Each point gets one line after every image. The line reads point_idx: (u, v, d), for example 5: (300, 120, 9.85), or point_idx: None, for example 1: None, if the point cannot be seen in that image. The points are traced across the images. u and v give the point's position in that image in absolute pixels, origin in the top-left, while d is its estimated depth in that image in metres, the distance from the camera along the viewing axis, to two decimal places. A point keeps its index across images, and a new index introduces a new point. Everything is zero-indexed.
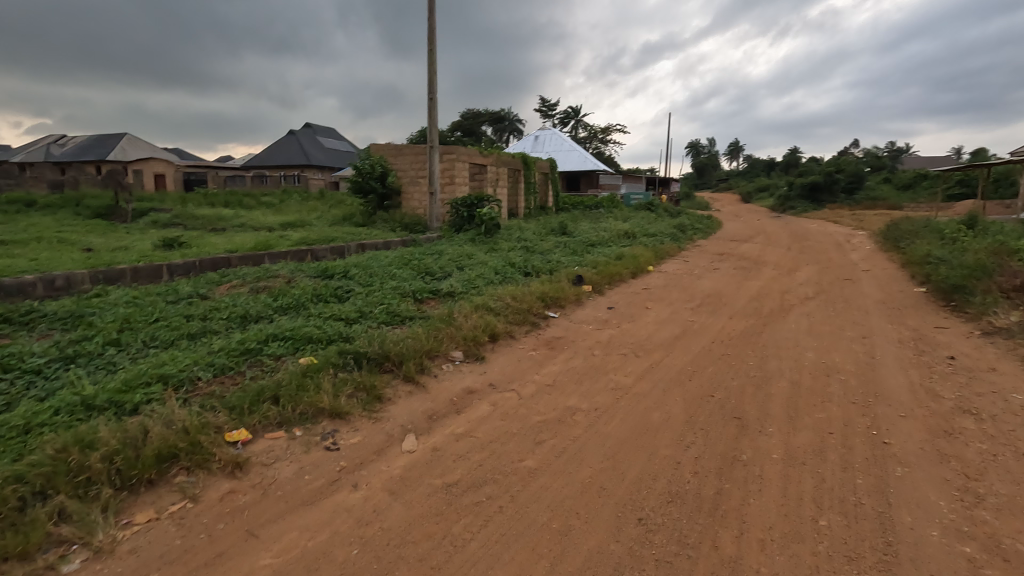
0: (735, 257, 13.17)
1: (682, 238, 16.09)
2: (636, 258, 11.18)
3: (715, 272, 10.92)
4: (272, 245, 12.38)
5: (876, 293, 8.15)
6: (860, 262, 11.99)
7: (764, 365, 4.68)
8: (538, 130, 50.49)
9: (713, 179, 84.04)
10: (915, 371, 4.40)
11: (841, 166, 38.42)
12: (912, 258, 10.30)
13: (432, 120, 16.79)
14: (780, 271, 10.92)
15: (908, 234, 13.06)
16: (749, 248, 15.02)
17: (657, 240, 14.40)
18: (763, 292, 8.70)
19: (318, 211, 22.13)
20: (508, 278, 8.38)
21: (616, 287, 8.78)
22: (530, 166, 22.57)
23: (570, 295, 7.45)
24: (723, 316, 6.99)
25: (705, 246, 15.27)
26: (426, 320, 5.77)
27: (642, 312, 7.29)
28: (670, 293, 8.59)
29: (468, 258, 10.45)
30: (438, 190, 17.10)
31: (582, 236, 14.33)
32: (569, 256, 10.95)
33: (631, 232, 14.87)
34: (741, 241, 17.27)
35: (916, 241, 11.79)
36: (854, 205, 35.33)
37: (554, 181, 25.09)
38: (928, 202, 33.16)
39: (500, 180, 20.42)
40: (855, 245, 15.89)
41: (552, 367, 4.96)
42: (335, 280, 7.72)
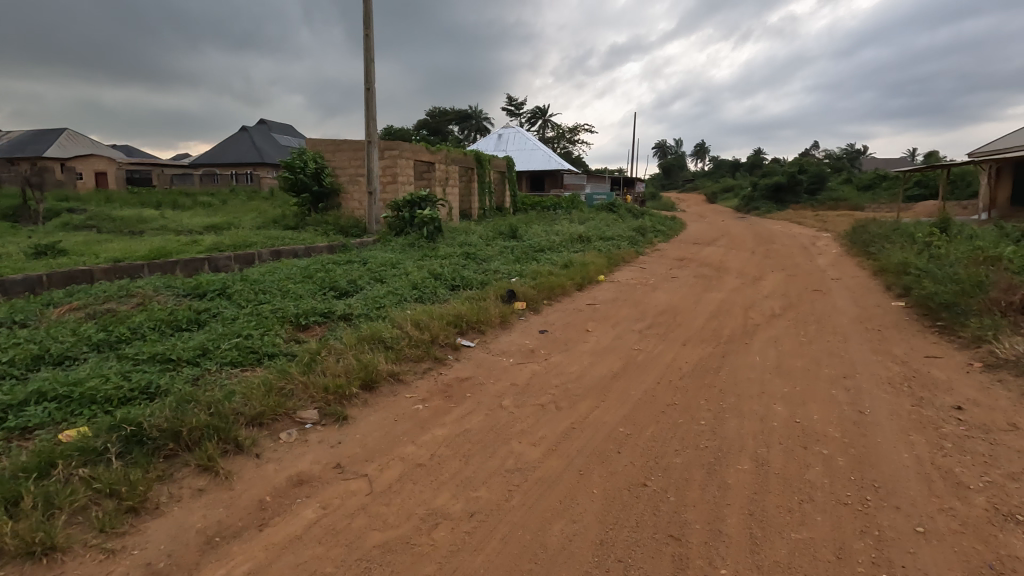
0: (695, 263, 12.15)
1: (641, 241, 15.05)
2: (585, 265, 10.02)
3: (672, 282, 9.81)
4: (173, 253, 10.77)
5: (850, 308, 7.14)
6: (829, 268, 11.07)
7: (719, 429, 3.46)
8: (502, 128, 49.19)
9: (680, 179, 84.22)
10: (919, 437, 3.24)
11: (804, 167, 38.29)
12: (885, 266, 9.39)
13: (369, 113, 15.29)
14: (742, 280, 9.89)
15: (877, 238, 12.21)
16: (711, 253, 14.03)
17: (613, 245, 13.29)
18: (723, 307, 7.60)
19: (253, 212, 20.39)
20: (426, 295, 7.04)
21: (556, 304, 7.55)
22: (484, 164, 21.26)
23: (494, 317, 6.15)
24: (674, 342, 5.81)
25: (664, 251, 14.25)
26: (286, 361, 4.38)
27: (580, 337, 6.06)
28: (618, 309, 7.41)
29: (392, 268, 9.08)
30: (378, 190, 15.64)
31: (532, 240, 13.09)
32: (510, 265, 9.66)
33: (585, 236, 13.73)
34: (704, 245, 16.31)
35: (886, 247, 10.93)
36: (817, 206, 35.15)
37: (511, 181, 23.80)
38: (889, 203, 33.15)
39: (450, 179, 19.05)
40: (820, 248, 15.04)
41: (437, 431, 3.64)
42: (206, 301, 6.25)
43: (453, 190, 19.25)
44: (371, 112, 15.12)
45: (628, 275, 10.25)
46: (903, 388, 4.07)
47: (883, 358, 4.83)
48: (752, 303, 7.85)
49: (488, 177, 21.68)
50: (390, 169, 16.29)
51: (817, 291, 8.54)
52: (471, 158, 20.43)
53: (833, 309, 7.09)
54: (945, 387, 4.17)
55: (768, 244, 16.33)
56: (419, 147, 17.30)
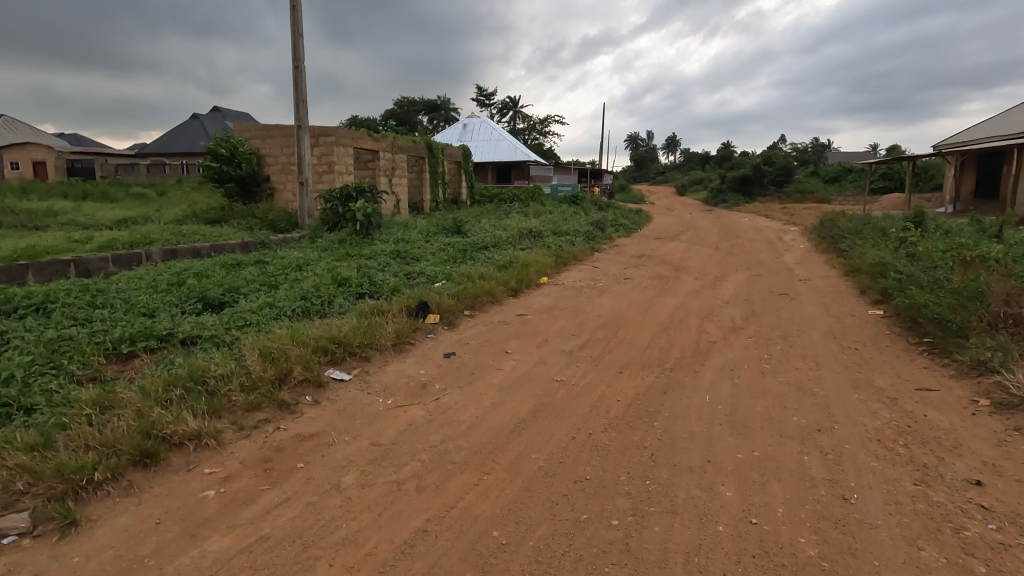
0: (653, 261, 11.09)
1: (599, 237, 13.96)
2: (526, 265, 8.83)
3: (623, 284, 8.69)
4: (45, 252, 9.15)
5: (821, 317, 6.10)
6: (796, 267, 10.12)
7: (636, 537, 2.28)
8: (467, 117, 47.65)
9: (650, 172, 83.83)
10: (934, 555, 2.11)
11: (771, 159, 37.88)
12: (858, 265, 8.43)
13: (299, 94, 13.72)
14: (701, 282, 8.84)
15: (847, 234, 11.32)
16: (672, 250, 13.00)
17: (566, 241, 12.12)
18: (675, 316, 6.49)
19: (182, 204, 18.61)
20: (314, 308, 5.73)
21: (480, 314, 6.33)
22: (438, 153, 19.89)
23: (387, 338, 4.90)
24: (609, 368, 4.64)
25: (622, 247, 13.17)
26: (39, 420, 3.06)
27: (494, 362, 4.84)
28: (552, 321, 6.23)
29: (296, 271, 7.72)
30: (310, 180, 14.13)
31: (476, 236, 11.84)
32: (438, 266, 8.39)
33: (537, 231, 12.53)
34: (666, 241, 15.30)
35: (858, 243, 10.02)
36: (784, 199, 34.75)
37: (468, 172, 22.46)
38: (855, 196, 32.92)
39: (398, 169, 17.63)
40: (787, 243, 14.18)
41: (213, 545, 2.37)
42: (11, 320, 4.83)
43: (401, 181, 17.85)
44: (301, 93, 13.61)
45: (576, 276, 9.11)
46: (897, 447, 2.98)
47: (865, 395, 3.75)
48: (709, 310, 6.77)
49: (442, 167, 20.30)
50: (326, 156, 14.81)
51: (784, 295, 7.53)
52: (422, 147, 19.02)
53: (802, 319, 6.04)
54: (950, 442, 3.10)
55: (734, 239, 15.41)
56: (360, 133, 15.84)
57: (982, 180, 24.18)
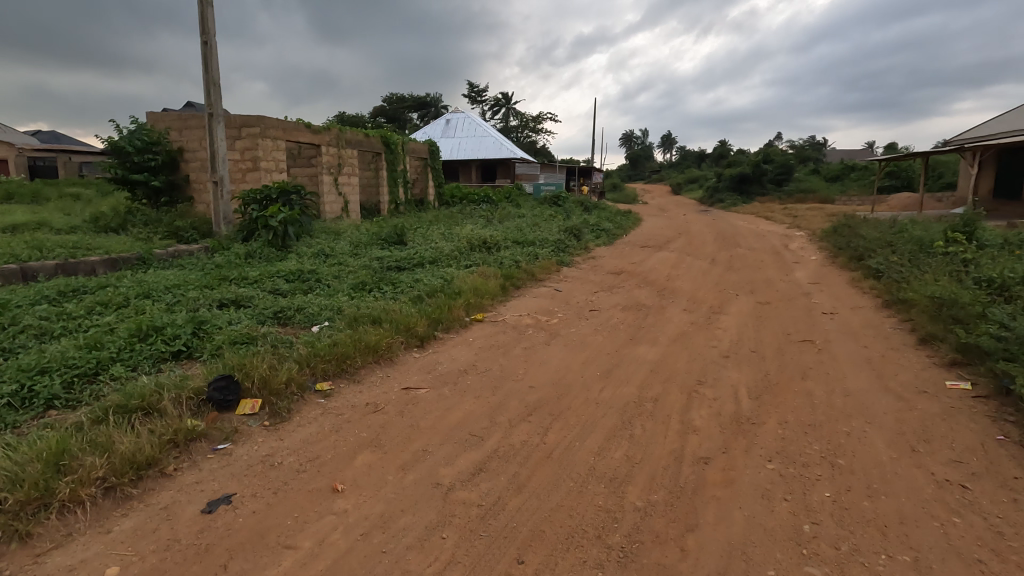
0: (633, 282, 8.85)
1: (571, 247, 11.72)
2: (455, 295, 6.57)
3: (587, 320, 6.44)
4: None
5: (876, 397, 3.88)
6: (813, 292, 7.89)
7: None
8: (451, 112, 45.31)
9: (645, 170, 81.61)
10: None
11: (770, 156, 35.66)
12: (905, 298, 6.21)
13: (209, 76, 11.37)
14: (691, 316, 6.60)
15: (874, 245, 9.10)
16: (657, 264, 10.78)
17: (526, 255, 9.85)
18: (650, 389, 4.24)
19: (102, 205, 16.22)
20: (39, 394, 3.45)
21: (342, 391, 4.07)
22: (396, 149, 17.58)
23: (95, 479, 2.64)
24: (501, 550, 2.39)
25: (598, 261, 10.92)
26: None
27: (293, 523, 2.58)
28: (456, 403, 3.97)
29: (112, 310, 5.41)
30: (226, 180, 11.80)
31: (415, 250, 9.56)
32: (329, 299, 6.11)
33: (492, 242, 10.25)
34: (654, 250, 13.07)
35: (893, 261, 7.80)
36: (784, 199, 32.60)
37: (435, 170, 20.14)
38: (859, 194, 30.79)
39: (346, 167, 15.33)
40: (796, 254, 11.96)
41: None
42: None
43: (350, 181, 15.54)
44: (212, 75, 11.33)
45: (526, 308, 6.85)
46: None
47: None
48: (701, 375, 4.53)
49: (401, 165, 17.99)
50: (251, 151, 12.51)
51: (807, 343, 5.32)
52: (377, 142, 16.70)
53: (848, 401, 3.81)
54: None
55: (733, 248, 13.18)
56: (296, 125, 13.55)
57: (1003, 178, 22.02)
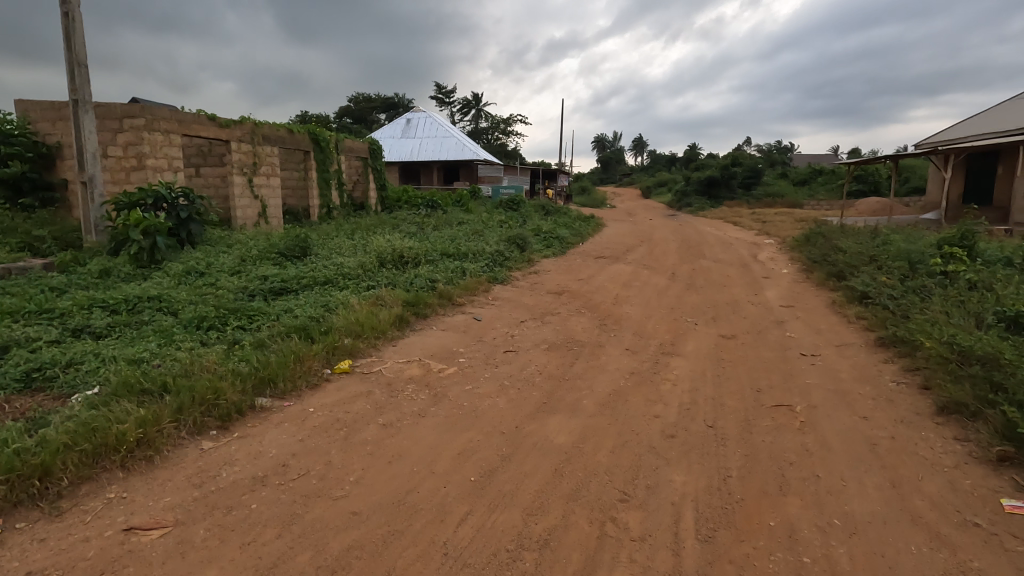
0: (573, 307, 7.28)
1: (510, 261, 10.12)
2: (317, 337, 4.88)
3: (496, 368, 4.83)
4: None
5: (898, 540, 2.39)
6: (787, 321, 6.45)
7: None
8: (413, 113, 43.43)
9: (616, 174, 80.80)
10: None
11: (738, 160, 34.78)
12: (906, 337, 4.79)
13: (73, 54, 9.38)
14: (633, 359, 5.05)
15: (856, 260, 7.75)
16: (607, 280, 9.27)
17: (449, 273, 8.21)
18: (544, 517, 2.64)
19: None
20: None
21: (8, 545, 2.36)
22: (328, 147, 15.77)
23: None
24: None
25: (540, 277, 9.35)
26: None
27: None
28: (202, 563, 2.31)
29: None
30: (98, 179, 9.84)
31: (312, 267, 7.83)
32: (124, 349, 4.33)
33: (410, 256, 8.57)
34: (608, 262, 11.57)
35: (881, 282, 6.43)
36: (752, 203, 31.69)
37: (376, 172, 18.34)
38: (827, 199, 30.01)
39: (263, 168, 13.47)
40: (765, 268, 10.61)
41: None
42: None
43: (269, 182, 13.70)
44: (79, 55, 9.40)
45: (420, 352, 5.21)
46: None
47: None
48: (629, 482, 2.96)
49: (334, 165, 16.15)
50: (135, 147, 10.57)
51: (782, 411, 3.82)
52: (303, 139, 14.85)
53: (857, 556, 2.29)
54: None
55: (695, 259, 11.77)
56: (197, 117, 11.67)
57: (972, 183, 21.26)
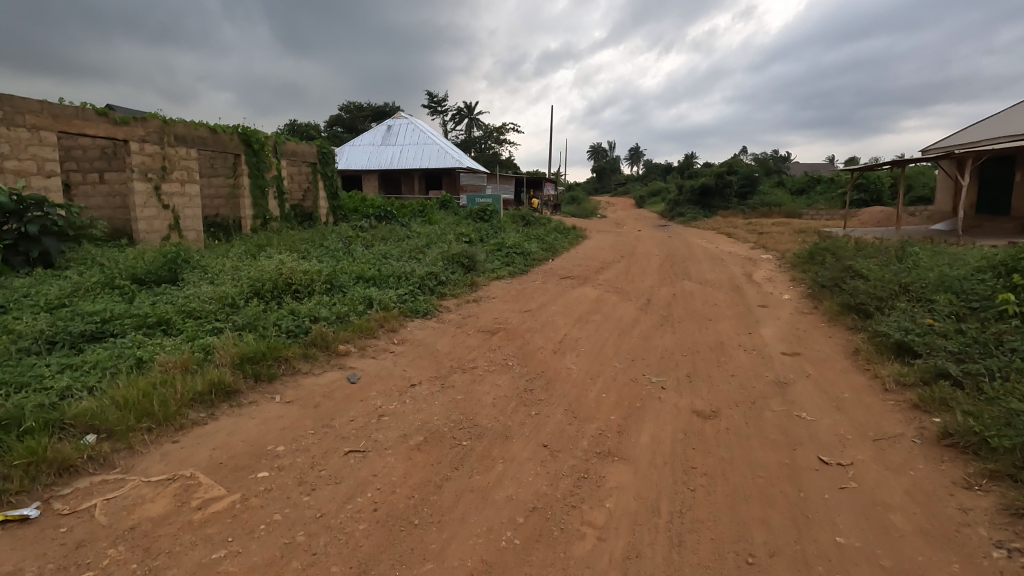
0: (499, 357, 5.31)
1: (446, 285, 8.15)
2: (7, 439, 2.92)
3: (307, 497, 2.84)
4: None
5: None
6: (794, 385, 4.49)
7: None
8: (395, 118, 41.64)
9: (611, 184, 79.02)
10: None
11: (733, 168, 32.99)
12: (1007, 448, 2.85)
13: None
14: (546, 473, 3.08)
15: (881, 290, 5.84)
16: (561, 309, 7.32)
17: (346, 306, 6.24)
18: None
19: None
20: None
21: None
22: (264, 150, 13.82)
23: None
24: None
25: (477, 308, 7.39)
26: None
27: None
28: None
29: None
30: None
31: (157, 299, 5.86)
32: None
33: (301, 281, 6.60)
34: (573, 284, 9.61)
35: (928, 329, 4.50)
36: (748, 213, 29.88)
37: (327, 178, 16.38)
38: (827, 209, 28.20)
39: (175, 173, 11.52)
40: (761, 293, 8.70)
41: None
42: None
43: (183, 190, 11.73)
44: None
45: (208, 455, 3.23)
46: None
47: None
48: None
49: (272, 171, 14.20)
50: None
51: None
52: (231, 141, 12.90)
53: None
54: None
55: (678, 280, 9.84)
56: (81, 111, 9.74)
57: (986, 191, 19.40)
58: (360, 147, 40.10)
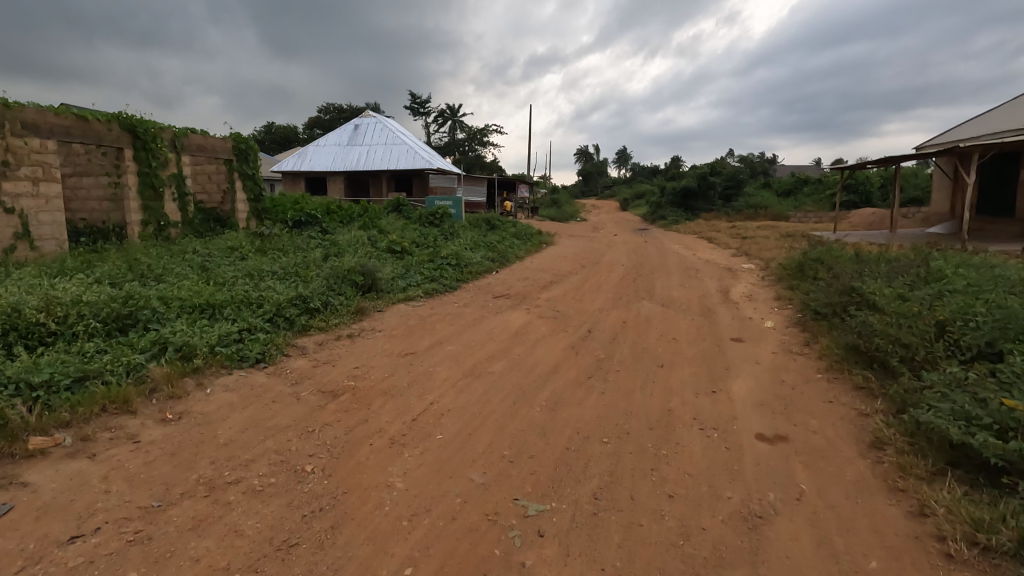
0: (302, 452, 3.27)
1: (317, 314, 6.11)
2: None
3: None
4: None
5: None
6: (773, 525, 2.52)
7: None
8: (364, 118, 39.56)
9: (597, 187, 77.34)
10: None
11: (716, 168, 31.22)
12: None
13: None
14: None
15: (908, 330, 3.89)
16: (459, 349, 5.29)
17: (112, 358, 4.16)
18: None
19: None
20: None
21: None
22: (158, 143, 11.66)
23: None
24: None
25: (344, 350, 5.34)
26: None
27: None
28: None
29: None
30: None
31: None
32: None
33: (63, 318, 4.51)
34: (501, 307, 7.59)
35: (1013, 423, 2.57)
36: (732, 217, 28.10)
37: (246, 178, 14.22)
38: (816, 211, 26.47)
39: (24, 169, 9.32)
40: (736, 319, 6.74)
41: None
42: None
43: (36, 191, 9.50)
44: None
45: None
46: None
47: None
48: None
49: (171, 168, 12.05)
50: None
51: None
52: (109, 133, 10.75)
53: None
54: None
55: (635, 300, 7.87)
56: None
57: (988, 191, 17.67)
58: (325, 147, 37.86)
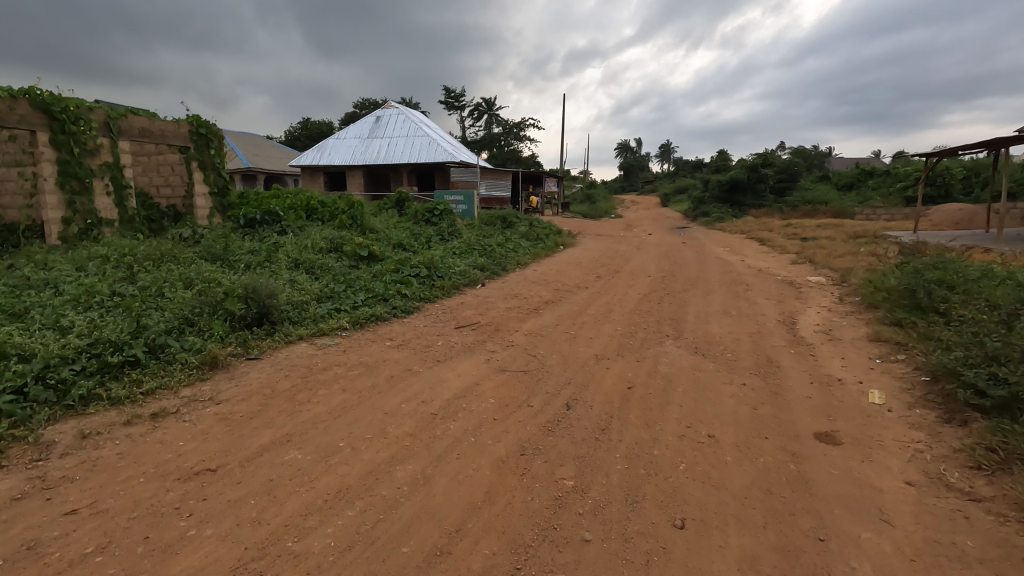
0: None
1: (123, 376, 3.78)
2: None
3: None
4: None
5: None
6: None
7: None
8: (387, 110, 37.71)
9: (636, 182, 73.71)
10: None
11: (768, 159, 27.78)
12: None
13: None
14: None
15: None
16: (305, 460, 2.88)
17: None
18: None
19: None
20: None
21: None
22: (84, 127, 9.71)
23: None
24: None
25: (108, 456, 2.98)
26: None
27: None
28: None
29: None
30: None
31: None
32: None
33: None
34: (452, 348, 5.15)
35: None
36: (786, 213, 24.72)
37: (208, 169, 12.21)
38: (888, 206, 22.86)
39: None
40: (816, 384, 4.10)
41: None
42: None
43: None
44: None
45: None
46: None
47: None
48: None
49: (103, 156, 10.11)
50: None
51: None
52: (14, 112, 8.84)
53: None
54: None
55: (654, 339, 5.29)
56: None
57: None
58: (345, 140, 36.19)
